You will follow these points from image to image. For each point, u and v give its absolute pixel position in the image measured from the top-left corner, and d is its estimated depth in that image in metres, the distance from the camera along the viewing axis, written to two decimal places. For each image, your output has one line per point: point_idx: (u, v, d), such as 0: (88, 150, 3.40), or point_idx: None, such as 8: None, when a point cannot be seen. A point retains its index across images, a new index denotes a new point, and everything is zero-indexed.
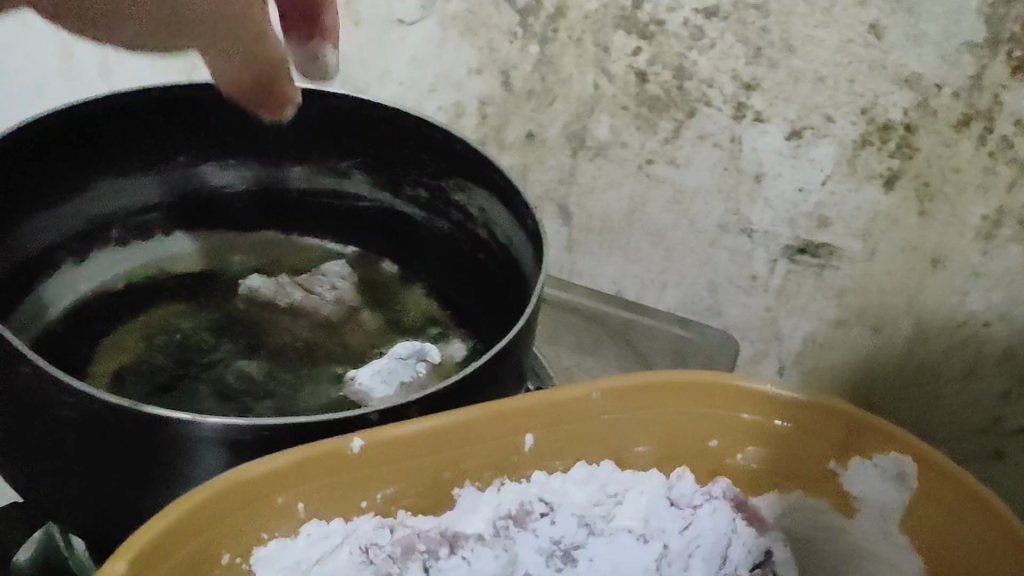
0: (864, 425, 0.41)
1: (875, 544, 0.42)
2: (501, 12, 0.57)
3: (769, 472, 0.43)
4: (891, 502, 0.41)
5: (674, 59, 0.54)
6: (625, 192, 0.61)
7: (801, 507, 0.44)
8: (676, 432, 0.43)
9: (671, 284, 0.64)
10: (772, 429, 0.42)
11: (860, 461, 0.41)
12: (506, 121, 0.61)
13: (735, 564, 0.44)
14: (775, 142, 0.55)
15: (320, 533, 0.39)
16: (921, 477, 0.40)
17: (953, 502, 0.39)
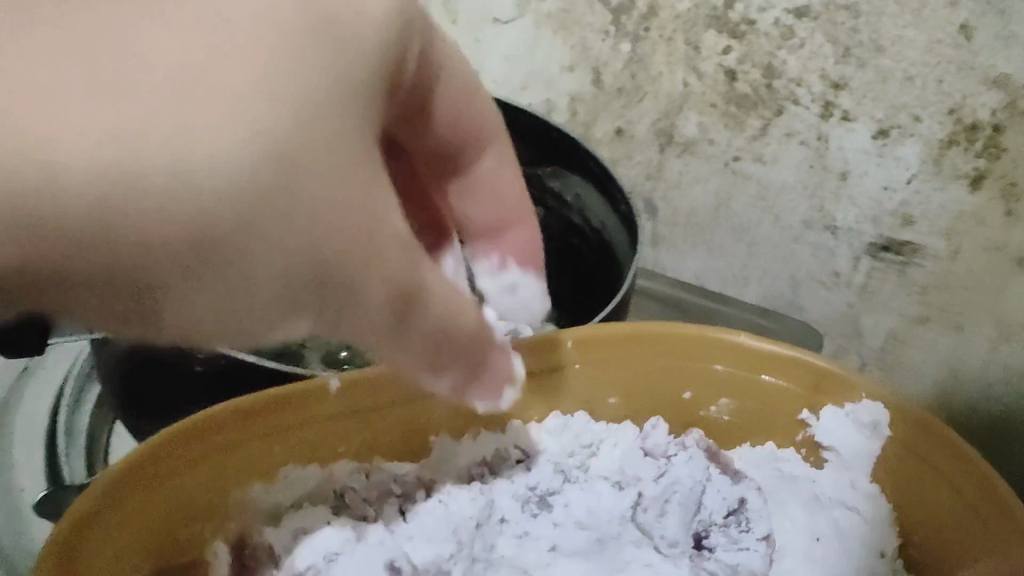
0: (827, 375, 0.47)
1: (842, 492, 0.49)
2: (595, 11, 0.59)
3: (737, 421, 0.51)
4: (858, 450, 0.48)
5: (763, 58, 0.56)
6: (711, 187, 0.62)
7: (776, 458, 0.51)
8: (650, 386, 0.50)
9: (754, 279, 0.65)
10: (748, 381, 0.49)
11: (833, 409, 0.48)
12: (596, 116, 0.63)
13: (711, 510, 0.49)
14: (861, 140, 0.56)
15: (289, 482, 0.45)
16: (895, 427, 0.46)
17: (922, 448, 0.45)
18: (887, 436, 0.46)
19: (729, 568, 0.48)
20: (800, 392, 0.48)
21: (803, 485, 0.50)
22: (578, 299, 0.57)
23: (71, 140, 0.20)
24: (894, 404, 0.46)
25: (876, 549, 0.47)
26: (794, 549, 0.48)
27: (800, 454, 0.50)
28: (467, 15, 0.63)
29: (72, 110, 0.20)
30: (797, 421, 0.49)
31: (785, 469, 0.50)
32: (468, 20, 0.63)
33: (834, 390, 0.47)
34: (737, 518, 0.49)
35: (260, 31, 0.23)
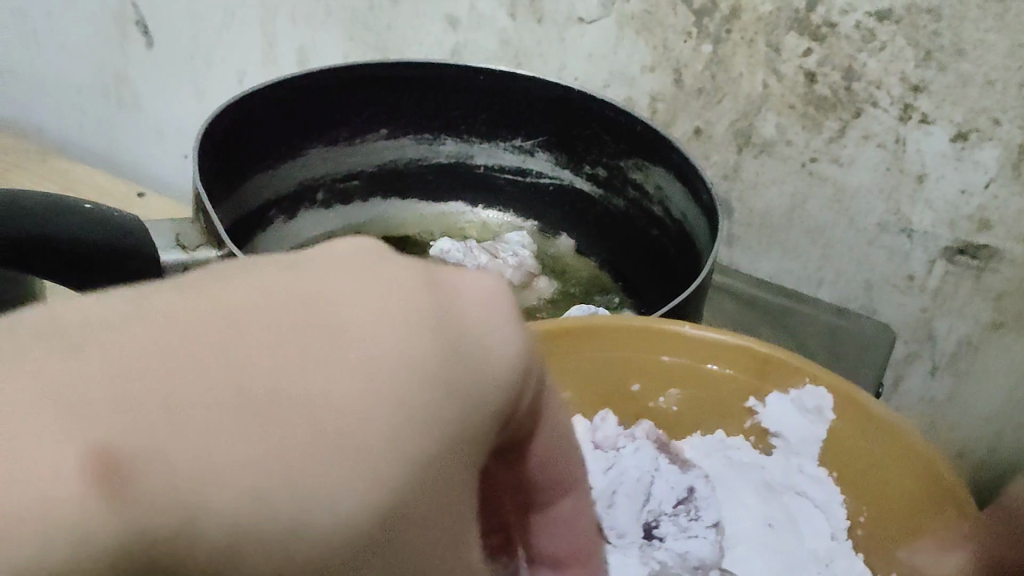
0: (774, 361, 0.47)
1: (789, 476, 0.48)
2: (677, 13, 0.60)
3: (690, 411, 0.49)
4: (805, 434, 0.47)
5: (844, 60, 0.56)
6: (787, 188, 0.63)
7: (724, 446, 0.49)
8: (602, 376, 0.48)
9: (827, 281, 0.66)
10: (696, 370, 0.48)
11: (777, 394, 0.48)
12: (675, 116, 0.65)
13: (659, 500, 0.44)
14: (939, 144, 0.56)
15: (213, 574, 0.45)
16: (837, 406, 0.46)
17: (873, 429, 0.44)
18: (834, 420, 0.46)
19: (678, 557, 0.43)
20: (746, 382, 0.48)
21: (752, 472, 0.48)
22: (657, 287, 0.60)
23: (210, 499, 0.17)
24: (841, 388, 0.45)
25: (827, 534, 0.45)
26: (745, 535, 0.46)
27: (749, 441, 0.49)
28: (552, 15, 0.65)
29: (222, 477, 0.17)
30: (744, 408, 0.49)
31: (733, 457, 0.48)
32: (553, 19, 0.65)
33: (779, 374, 0.47)
34: (686, 507, 0.45)
35: (401, 388, 0.20)
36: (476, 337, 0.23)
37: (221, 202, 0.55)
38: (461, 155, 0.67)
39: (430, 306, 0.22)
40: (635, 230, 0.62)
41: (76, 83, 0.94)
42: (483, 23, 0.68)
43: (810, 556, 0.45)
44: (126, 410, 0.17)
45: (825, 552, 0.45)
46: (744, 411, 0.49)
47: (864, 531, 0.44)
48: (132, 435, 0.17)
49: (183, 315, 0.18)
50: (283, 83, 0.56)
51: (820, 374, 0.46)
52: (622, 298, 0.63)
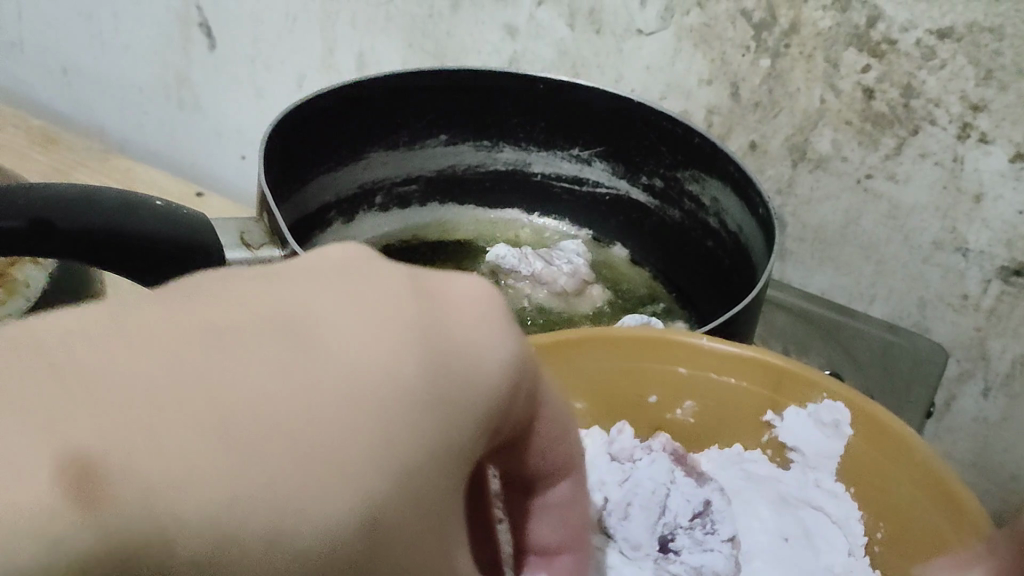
0: (788, 376, 0.48)
1: (804, 490, 0.48)
2: (736, 26, 0.60)
3: (704, 423, 0.50)
4: (821, 449, 0.47)
5: (903, 78, 0.56)
6: (842, 203, 0.63)
7: (740, 459, 0.50)
8: (616, 384, 0.49)
9: (880, 297, 0.66)
10: (710, 385, 0.48)
11: (795, 409, 0.48)
12: (730, 129, 0.65)
13: (676, 513, 0.45)
14: (998, 163, 0.56)
15: None
16: (854, 423, 0.46)
17: (887, 446, 0.45)
18: (850, 436, 0.46)
19: (693, 569, 0.44)
20: (762, 395, 0.48)
21: (767, 485, 0.48)
22: (711, 298, 0.61)
23: (185, 506, 0.18)
24: (856, 404, 0.46)
25: (843, 550, 0.45)
26: (762, 548, 0.46)
27: (765, 455, 0.50)
28: (611, 26, 0.66)
29: (194, 480, 0.18)
30: (762, 424, 0.49)
31: (749, 469, 0.49)
32: (611, 30, 0.66)
33: (794, 390, 0.48)
34: (702, 521, 0.45)
35: (379, 405, 0.21)
36: (466, 350, 0.24)
37: (282, 202, 0.56)
38: (518, 161, 0.67)
39: (414, 323, 0.23)
40: (689, 242, 0.62)
41: (139, 83, 0.96)
42: (542, 33, 0.69)
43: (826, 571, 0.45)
44: (102, 425, 0.18)
45: (841, 567, 0.45)
46: (762, 425, 0.49)
47: (881, 548, 0.45)
48: (107, 446, 0.17)
49: (175, 331, 0.19)
50: (344, 86, 0.56)
51: (836, 390, 0.46)
52: (676, 309, 0.63)
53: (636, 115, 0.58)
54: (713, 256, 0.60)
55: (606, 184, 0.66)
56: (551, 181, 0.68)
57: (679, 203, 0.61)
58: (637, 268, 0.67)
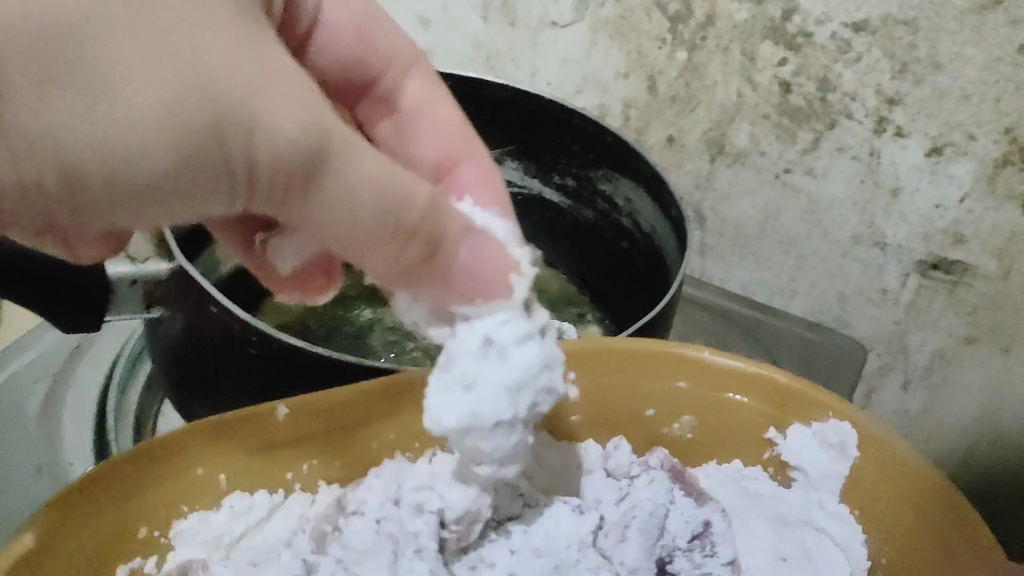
0: (793, 394, 0.47)
1: (807, 511, 0.47)
2: (652, 19, 0.59)
3: (700, 441, 0.49)
4: (822, 470, 0.46)
5: (820, 71, 0.56)
6: (761, 198, 0.62)
7: (740, 477, 0.49)
8: (617, 396, 0.49)
9: (801, 292, 0.65)
10: (712, 400, 0.48)
11: (800, 428, 0.47)
12: (648, 124, 0.64)
13: (673, 535, 0.46)
14: (914, 157, 0.55)
15: (242, 506, 0.45)
16: (863, 443, 0.45)
17: (896, 469, 0.43)
18: (857, 458, 0.45)
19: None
20: (765, 412, 0.47)
21: (768, 504, 0.47)
22: (628, 302, 0.60)
23: None
24: (861, 421, 0.45)
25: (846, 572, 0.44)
26: (759, 566, 0.45)
27: (766, 473, 0.48)
28: (524, 17, 0.64)
29: None
30: (763, 442, 0.48)
31: (748, 487, 0.48)
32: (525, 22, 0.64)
33: (800, 409, 0.47)
34: (700, 542, 0.46)
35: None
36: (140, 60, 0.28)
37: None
38: None
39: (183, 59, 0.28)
40: (605, 243, 0.61)
41: None
42: (455, 24, 0.67)
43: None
44: None
45: None
46: (765, 443, 0.48)
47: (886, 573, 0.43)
48: None
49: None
50: None
51: (845, 410, 0.45)
52: (594, 314, 0.63)
53: (547, 112, 0.56)
54: (628, 258, 0.59)
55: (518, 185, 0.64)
56: None
57: (593, 204, 0.60)
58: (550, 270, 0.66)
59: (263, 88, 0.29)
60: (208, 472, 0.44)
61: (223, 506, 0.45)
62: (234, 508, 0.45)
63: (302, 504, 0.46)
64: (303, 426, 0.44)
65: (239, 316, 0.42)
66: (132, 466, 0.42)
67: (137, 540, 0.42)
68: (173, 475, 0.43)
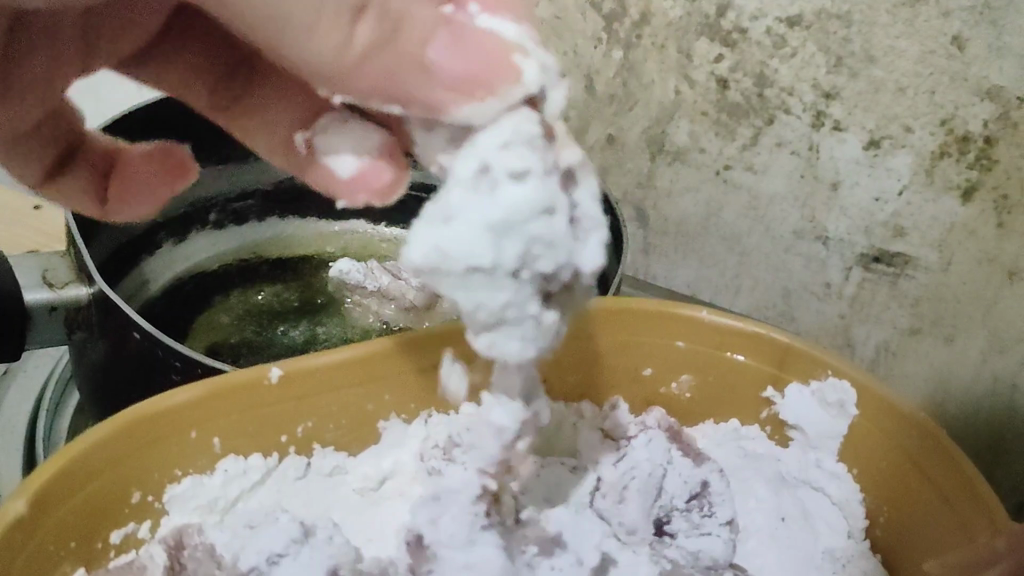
0: (795, 353, 0.50)
1: (806, 471, 0.52)
2: (587, 18, 0.59)
3: (699, 399, 0.53)
4: (820, 427, 0.51)
5: (756, 66, 0.55)
6: (702, 196, 0.62)
7: (738, 436, 0.53)
8: (617, 359, 0.52)
9: (745, 289, 0.65)
10: (712, 357, 0.52)
11: (799, 386, 0.51)
12: (587, 123, 0.63)
13: (672, 495, 0.50)
14: (852, 151, 0.55)
15: (236, 468, 0.48)
16: (861, 404, 0.49)
17: (895, 428, 0.47)
18: (855, 416, 0.49)
19: (690, 555, 0.48)
20: (766, 370, 0.51)
21: (766, 463, 0.52)
22: None
23: None
24: (861, 383, 0.48)
25: (843, 533, 0.49)
26: (759, 528, 0.50)
27: (765, 432, 0.53)
28: None
29: None
30: (762, 399, 0.52)
31: (748, 446, 0.53)
32: None
33: (801, 366, 0.50)
34: (699, 502, 0.50)
35: None
36: None
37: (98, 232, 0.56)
38: None
39: None
40: None
41: None
42: None
43: (826, 555, 0.48)
44: None
45: (841, 551, 0.48)
46: (763, 401, 0.52)
47: (884, 531, 0.48)
48: None
49: None
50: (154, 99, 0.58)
51: (844, 371, 0.49)
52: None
53: None
54: None
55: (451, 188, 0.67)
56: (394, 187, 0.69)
57: None
58: None
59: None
60: (202, 437, 0.46)
61: (217, 471, 0.47)
62: (228, 472, 0.48)
63: (295, 468, 0.50)
64: (290, 388, 0.47)
65: (162, 343, 0.45)
66: (128, 432, 0.43)
67: (129, 506, 0.45)
68: (163, 443, 0.45)
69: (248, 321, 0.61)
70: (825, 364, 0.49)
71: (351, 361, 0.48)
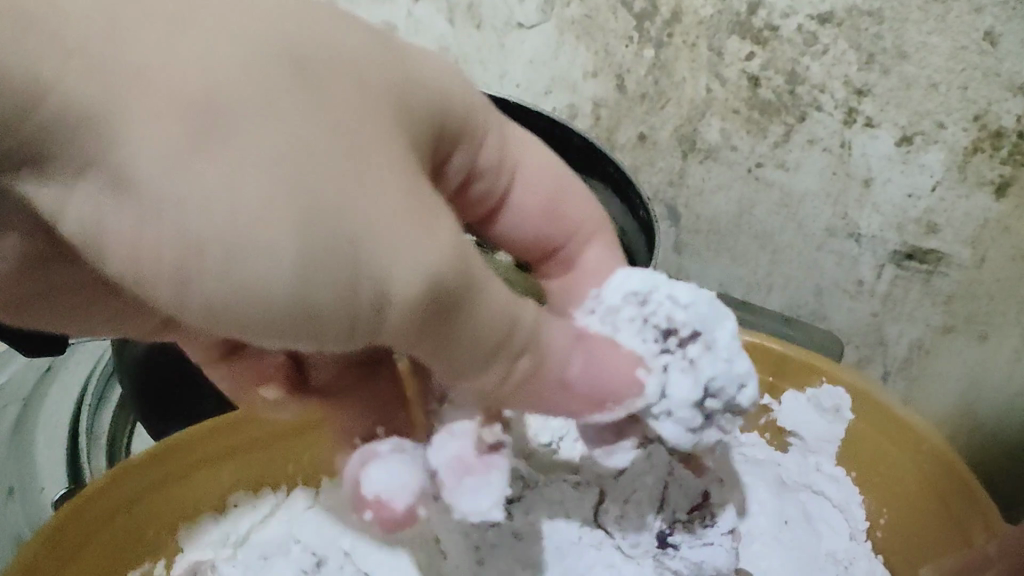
0: (788, 361, 0.51)
1: (805, 475, 0.51)
2: (618, 18, 0.59)
3: None
4: (823, 433, 0.51)
5: (787, 64, 0.55)
6: (733, 194, 0.62)
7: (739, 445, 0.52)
8: None
9: (777, 287, 0.65)
10: None
11: (794, 393, 0.51)
12: (618, 122, 0.64)
13: (675, 506, 0.46)
14: (884, 148, 0.55)
15: (247, 505, 0.52)
16: (857, 407, 0.49)
17: (891, 434, 0.48)
18: (851, 419, 0.49)
19: (693, 565, 0.45)
20: (764, 378, 0.51)
21: (767, 468, 0.51)
22: None
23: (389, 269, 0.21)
24: (859, 389, 0.49)
25: (847, 536, 0.48)
26: (762, 532, 0.49)
27: (764, 438, 0.53)
28: (490, 21, 0.64)
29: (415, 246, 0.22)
30: (760, 405, 0.52)
31: (747, 453, 0.52)
32: (491, 25, 0.64)
33: (794, 373, 0.51)
34: (701, 512, 0.46)
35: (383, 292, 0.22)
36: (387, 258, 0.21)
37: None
38: None
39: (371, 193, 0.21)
40: None
41: None
42: (422, 30, 0.67)
43: (829, 557, 0.48)
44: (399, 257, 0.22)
45: (844, 554, 0.48)
46: (761, 408, 0.52)
47: (885, 533, 0.48)
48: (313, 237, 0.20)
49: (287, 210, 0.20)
50: None
51: (839, 375, 0.49)
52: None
53: None
54: None
55: None
56: None
57: None
58: None
59: (256, 107, 0.19)
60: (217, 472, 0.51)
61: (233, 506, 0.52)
62: (241, 506, 0.52)
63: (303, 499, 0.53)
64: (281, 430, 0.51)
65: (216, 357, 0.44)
66: (141, 471, 0.48)
67: (148, 543, 0.49)
68: (178, 481, 0.50)
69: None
70: (819, 370, 0.50)
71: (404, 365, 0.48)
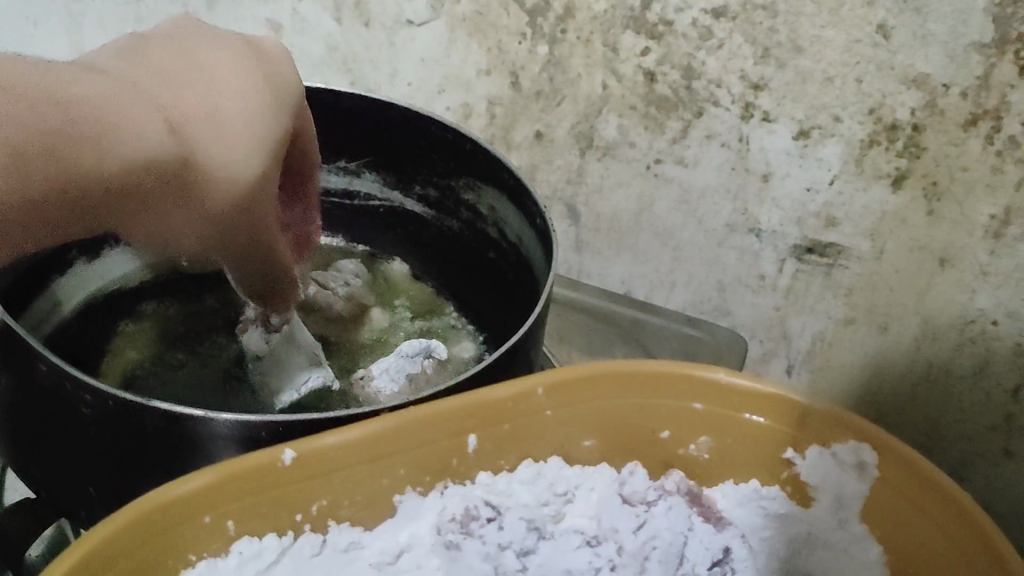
0: (812, 416, 0.42)
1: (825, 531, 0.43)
2: (510, 14, 0.58)
3: (718, 462, 0.45)
4: (846, 490, 0.42)
5: (683, 59, 0.54)
6: (633, 191, 0.61)
7: (758, 496, 0.44)
8: (622, 421, 0.44)
9: (680, 284, 0.64)
10: (726, 418, 0.43)
11: (817, 450, 0.42)
12: (514, 121, 0.62)
13: (693, 563, 0.43)
14: (782, 142, 0.55)
15: (252, 551, 0.39)
16: (880, 465, 0.40)
17: (906, 486, 0.40)
18: (875, 478, 0.41)
19: None
20: (783, 433, 0.43)
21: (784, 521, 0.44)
22: (501, 316, 0.60)
23: None
24: (880, 441, 0.40)
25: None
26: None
27: (784, 491, 0.44)
28: (378, 19, 0.62)
29: None
30: (782, 459, 0.43)
31: (767, 507, 0.44)
32: (380, 23, 0.62)
33: (817, 429, 0.42)
34: (721, 569, 0.43)
35: None
36: None
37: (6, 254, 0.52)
38: None
39: None
40: (475, 256, 0.61)
41: None
42: (307, 28, 0.65)
43: None
44: None
45: None
46: (783, 463, 0.44)
47: None
48: None
49: None
50: None
51: (856, 427, 0.41)
52: (470, 329, 0.63)
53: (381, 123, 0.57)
54: (497, 268, 0.58)
55: (378, 196, 0.63)
56: (321, 198, 0.64)
57: (457, 213, 0.60)
58: (418, 285, 0.65)
59: None
60: (215, 521, 0.37)
61: (231, 554, 0.38)
62: (243, 554, 0.38)
63: (311, 547, 0.40)
64: (302, 471, 0.37)
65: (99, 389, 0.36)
66: (137, 531, 0.34)
67: None
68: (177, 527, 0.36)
69: (160, 352, 0.58)
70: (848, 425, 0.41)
71: (397, 433, 0.38)
